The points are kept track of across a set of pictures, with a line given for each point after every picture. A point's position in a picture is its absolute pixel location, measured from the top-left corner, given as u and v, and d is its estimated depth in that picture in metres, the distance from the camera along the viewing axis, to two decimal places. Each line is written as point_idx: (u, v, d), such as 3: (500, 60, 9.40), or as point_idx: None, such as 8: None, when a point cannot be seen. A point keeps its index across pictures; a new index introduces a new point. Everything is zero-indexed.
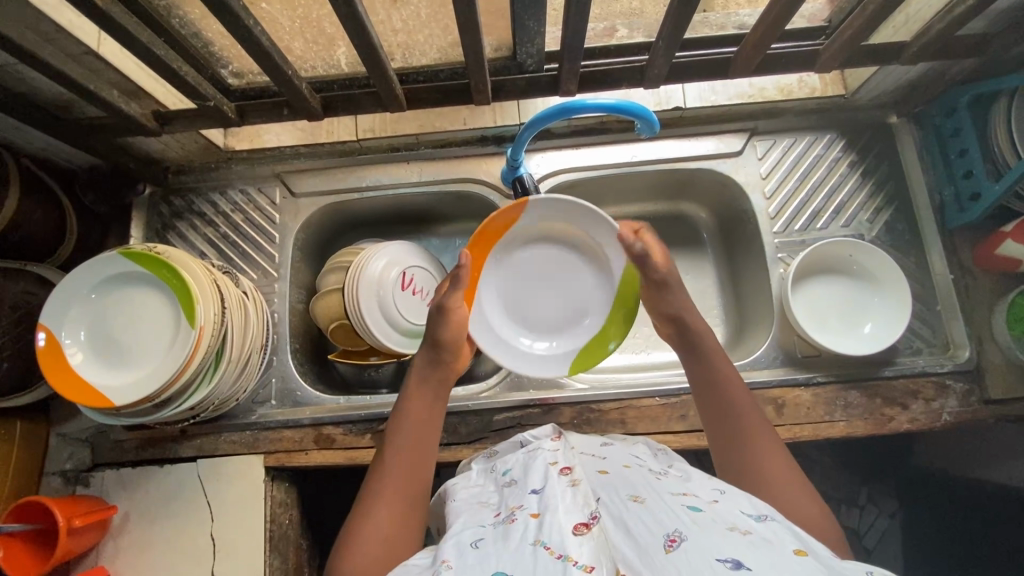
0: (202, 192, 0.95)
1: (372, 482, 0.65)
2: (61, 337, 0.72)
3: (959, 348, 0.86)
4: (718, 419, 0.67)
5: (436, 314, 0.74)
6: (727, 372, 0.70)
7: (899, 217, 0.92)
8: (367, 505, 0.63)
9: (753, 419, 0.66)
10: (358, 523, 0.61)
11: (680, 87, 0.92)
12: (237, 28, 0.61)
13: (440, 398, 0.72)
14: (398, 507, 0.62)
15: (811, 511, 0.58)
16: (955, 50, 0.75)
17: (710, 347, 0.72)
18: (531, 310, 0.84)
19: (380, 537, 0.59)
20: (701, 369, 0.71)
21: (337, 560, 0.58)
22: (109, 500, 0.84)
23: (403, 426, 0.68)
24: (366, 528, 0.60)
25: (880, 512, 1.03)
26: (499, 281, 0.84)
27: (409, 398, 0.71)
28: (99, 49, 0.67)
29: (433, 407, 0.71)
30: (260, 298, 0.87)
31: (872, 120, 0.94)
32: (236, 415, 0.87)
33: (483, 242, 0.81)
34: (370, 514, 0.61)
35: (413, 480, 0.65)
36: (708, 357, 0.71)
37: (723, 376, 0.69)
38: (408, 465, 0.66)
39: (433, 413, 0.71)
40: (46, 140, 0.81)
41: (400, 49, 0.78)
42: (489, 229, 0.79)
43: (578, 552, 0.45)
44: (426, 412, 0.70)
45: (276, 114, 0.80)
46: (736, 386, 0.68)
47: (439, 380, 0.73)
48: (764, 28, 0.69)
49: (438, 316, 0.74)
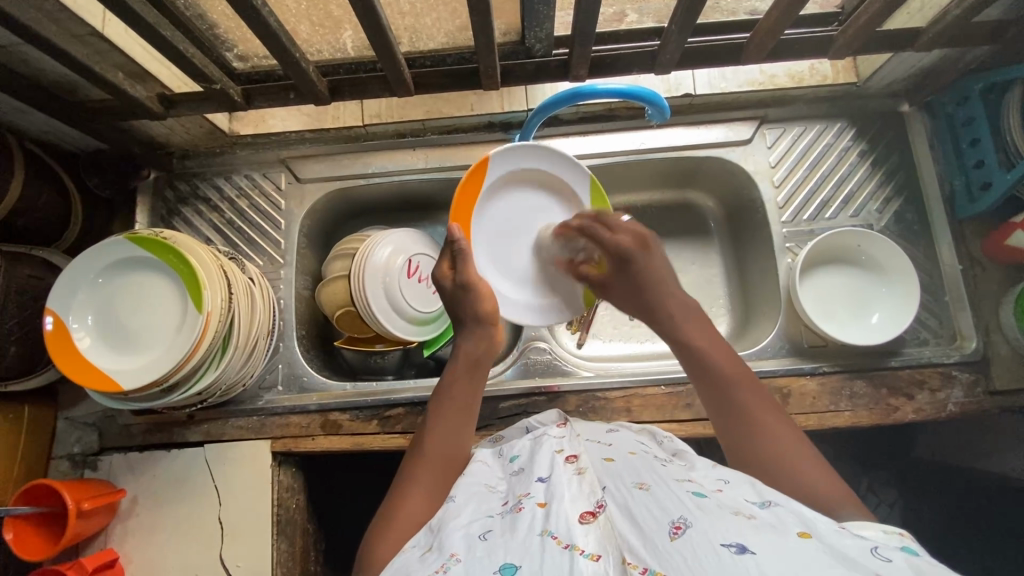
0: (206, 177, 0.95)
1: (411, 467, 0.66)
2: (68, 323, 0.72)
3: (967, 339, 0.86)
4: (717, 402, 0.65)
5: (457, 294, 0.74)
6: (726, 366, 0.66)
7: (909, 207, 0.91)
8: (404, 485, 0.64)
9: (765, 408, 0.63)
10: (394, 506, 0.62)
11: (690, 74, 0.91)
12: (245, 10, 0.60)
13: (481, 383, 0.72)
14: (433, 491, 0.64)
15: (824, 481, 0.57)
16: (972, 38, 0.74)
17: (694, 341, 0.68)
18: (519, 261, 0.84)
19: (415, 520, 0.60)
20: (695, 366, 0.67)
21: (372, 537, 0.60)
22: (117, 483, 0.84)
23: (441, 412, 0.69)
24: (400, 509, 0.61)
25: (880, 502, 1.04)
26: (489, 242, 0.82)
27: (448, 385, 0.71)
28: (104, 30, 0.66)
29: (477, 391, 0.71)
30: (266, 284, 0.86)
31: (884, 108, 0.93)
32: (243, 401, 0.87)
33: (462, 205, 0.79)
34: (405, 496, 0.63)
35: (449, 463, 0.67)
36: (695, 352, 0.67)
37: (723, 372, 0.65)
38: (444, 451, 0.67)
39: (473, 399, 0.71)
40: (51, 124, 0.81)
41: (407, 32, 0.77)
42: (463, 192, 0.78)
43: (585, 541, 0.46)
44: (465, 399, 0.70)
45: (282, 97, 0.80)
46: (736, 377, 0.65)
47: (482, 363, 0.72)
48: (778, 14, 0.68)
49: (463, 295, 0.73)
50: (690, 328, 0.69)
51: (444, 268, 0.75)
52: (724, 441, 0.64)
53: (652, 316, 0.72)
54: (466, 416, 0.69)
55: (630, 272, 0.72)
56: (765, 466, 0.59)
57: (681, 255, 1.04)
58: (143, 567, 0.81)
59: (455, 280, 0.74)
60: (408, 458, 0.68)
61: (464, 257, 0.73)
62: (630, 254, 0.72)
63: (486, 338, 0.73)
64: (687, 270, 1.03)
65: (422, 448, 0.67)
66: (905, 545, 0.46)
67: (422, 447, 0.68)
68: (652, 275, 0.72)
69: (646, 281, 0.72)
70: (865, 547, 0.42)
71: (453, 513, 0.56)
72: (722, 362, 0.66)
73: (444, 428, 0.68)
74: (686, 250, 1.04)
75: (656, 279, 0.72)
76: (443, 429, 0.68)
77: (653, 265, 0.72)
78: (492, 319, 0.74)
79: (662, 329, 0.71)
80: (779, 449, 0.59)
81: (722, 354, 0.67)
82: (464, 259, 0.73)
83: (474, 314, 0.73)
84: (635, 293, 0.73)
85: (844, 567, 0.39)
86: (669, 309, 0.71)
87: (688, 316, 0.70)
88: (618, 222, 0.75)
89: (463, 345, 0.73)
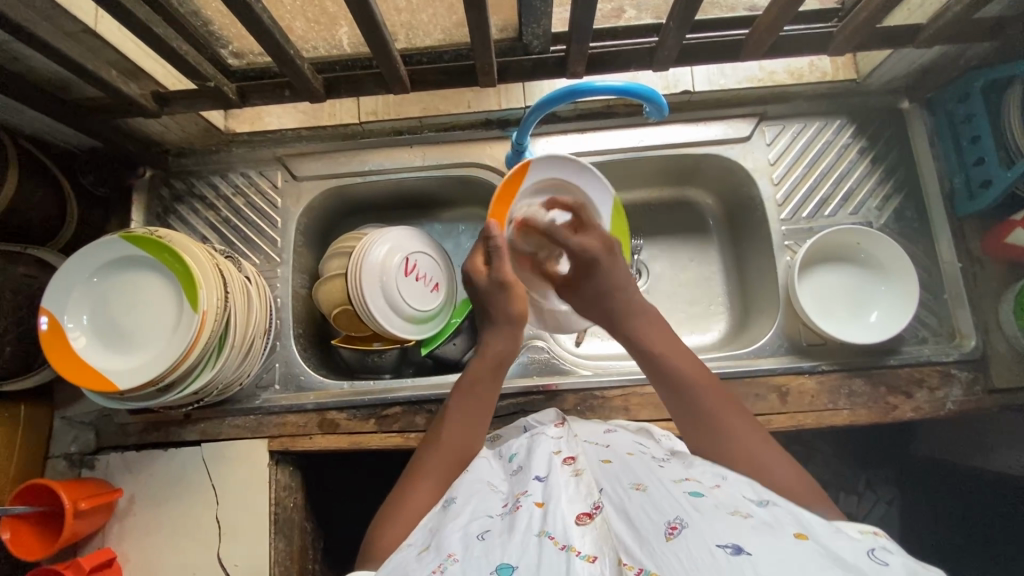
0: (202, 175, 0.94)
1: (420, 460, 0.66)
2: (63, 322, 0.72)
3: (966, 337, 0.86)
4: (681, 401, 0.65)
5: (491, 291, 0.72)
6: (690, 370, 0.66)
7: (908, 204, 0.91)
8: (415, 478, 0.64)
9: (728, 406, 0.63)
10: (399, 499, 0.62)
11: (689, 70, 0.90)
12: (239, 6, 0.59)
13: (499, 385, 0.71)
14: (441, 487, 0.64)
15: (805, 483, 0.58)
16: (972, 34, 0.74)
17: (653, 347, 0.68)
18: None
19: (421, 514, 0.61)
20: (654, 370, 0.67)
21: (375, 529, 0.61)
22: (114, 483, 0.84)
23: (455, 410, 0.69)
24: (405, 503, 0.62)
25: (877, 499, 1.06)
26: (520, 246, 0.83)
27: (465, 383, 0.70)
28: (96, 27, 0.66)
29: (493, 394, 0.70)
30: (263, 283, 0.86)
31: (883, 105, 0.93)
32: (241, 400, 0.87)
33: (500, 203, 0.79)
34: (413, 488, 0.63)
35: (460, 461, 0.66)
36: (656, 359, 0.67)
37: (683, 373, 0.65)
38: (455, 449, 0.66)
39: (490, 400, 0.70)
40: (45, 122, 0.80)
41: (403, 29, 0.76)
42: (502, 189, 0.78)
43: (581, 542, 0.46)
44: (481, 400, 0.69)
45: (277, 95, 0.79)
46: (698, 380, 0.65)
47: (505, 364, 0.71)
48: (777, 11, 0.68)
49: (498, 292, 0.72)
50: (648, 333, 0.69)
51: (477, 263, 0.74)
52: (690, 440, 0.64)
53: (608, 320, 0.72)
54: (482, 416, 0.69)
55: (596, 277, 0.71)
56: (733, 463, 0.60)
57: (680, 252, 1.03)
58: (141, 566, 0.81)
59: (491, 276, 0.72)
60: (421, 452, 0.68)
61: (498, 254, 0.73)
62: (596, 258, 0.71)
63: (511, 338, 0.72)
64: (685, 268, 1.02)
65: (435, 443, 0.67)
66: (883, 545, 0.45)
67: (435, 441, 0.67)
68: (619, 278, 0.71)
69: (611, 286, 0.71)
70: (861, 549, 0.42)
71: (451, 514, 0.56)
72: (682, 364, 0.66)
73: (457, 426, 0.68)
74: (684, 248, 1.03)
75: (621, 284, 0.71)
76: (458, 426, 0.68)
77: (618, 270, 0.72)
78: (522, 319, 0.72)
79: (625, 336, 0.70)
80: (749, 451, 0.60)
81: (683, 358, 0.67)
82: (501, 257, 0.73)
83: (505, 312, 0.72)
84: (599, 299, 0.71)
85: (840, 569, 0.38)
86: (630, 314, 0.70)
87: (647, 322, 0.70)
88: (587, 227, 0.75)
89: (489, 343, 0.72)
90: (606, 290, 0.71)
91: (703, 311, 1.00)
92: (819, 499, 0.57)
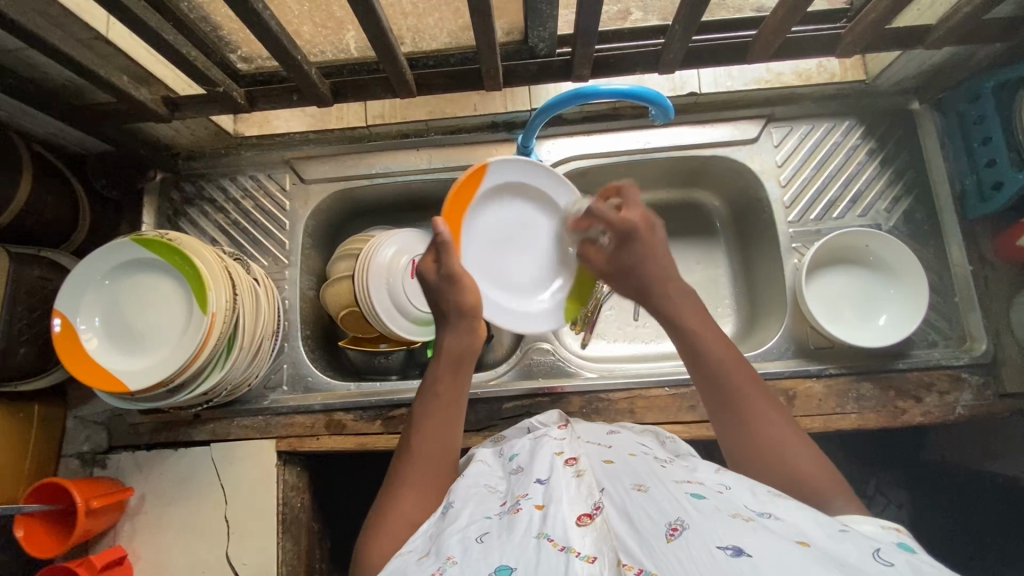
0: (213, 178, 0.96)
1: (403, 463, 0.66)
2: (76, 323, 0.73)
3: (976, 341, 0.85)
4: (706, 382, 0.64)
5: (442, 285, 0.72)
6: (719, 349, 0.65)
7: (918, 206, 0.90)
8: (397, 484, 0.64)
9: (757, 395, 0.63)
10: (389, 503, 0.62)
11: (696, 72, 0.90)
12: (247, 12, 0.60)
13: (466, 378, 0.72)
14: (426, 490, 0.64)
15: (813, 464, 0.58)
16: (983, 34, 0.73)
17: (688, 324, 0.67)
18: (503, 270, 0.86)
19: (410, 521, 0.60)
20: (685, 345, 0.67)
21: (368, 535, 0.60)
22: (125, 482, 0.85)
23: (429, 410, 0.69)
24: (394, 509, 0.61)
25: (888, 503, 1.03)
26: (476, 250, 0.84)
27: (436, 380, 0.70)
28: (108, 33, 0.67)
29: (463, 388, 0.71)
30: (272, 285, 0.87)
31: (893, 106, 0.92)
32: (249, 400, 0.88)
33: (455, 205, 0.80)
34: (401, 496, 0.63)
35: (441, 462, 0.66)
36: (684, 332, 0.67)
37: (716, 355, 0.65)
38: (436, 451, 0.66)
39: (460, 396, 0.71)
40: (59, 126, 0.81)
41: (410, 33, 0.76)
42: (460, 195, 0.79)
43: (581, 543, 0.46)
44: (453, 397, 0.70)
45: (286, 99, 0.80)
46: (728, 363, 0.64)
47: (467, 360, 0.72)
48: (786, 12, 0.67)
49: (448, 286, 0.72)
50: (686, 313, 0.69)
51: (427, 262, 0.73)
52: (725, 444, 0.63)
53: (640, 295, 0.73)
54: (454, 413, 0.69)
55: (631, 247, 0.73)
56: (754, 463, 0.60)
57: (686, 254, 1.03)
58: (150, 564, 0.83)
59: (440, 271, 0.71)
60: (399, 459, 0.67)
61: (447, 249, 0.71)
62: (635, 230, 0.73)
63: (468, 332, 0.72)
64: (692, 271, 1.02)
65: (411, 450, 0.67)
66: (902, 541, 0.46)
67: (412, 447, 0.67)
68: (651, 252, 0.72)
69: (643, 257, 0.73)
70: (863, 551, 0.42)
71: (450, 518, 0.56)
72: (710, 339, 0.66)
73: (433, 426, 0.68)
74: (691, 251, 1.03)
75: (656, 259, 0.72)
76: (435, 431, 0.67)
77: (654, 247, 0.73)
78: (475, 312, 0.73)
79: (658, 306, 0.70)
80: (777, 445, 0.59)
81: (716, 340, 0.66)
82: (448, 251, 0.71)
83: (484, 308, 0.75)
84: (631, 271, 0.73)
85: (845, 571, 0.38)
86: (663, 292, 0.70)
87: (684, 303, 0.69)
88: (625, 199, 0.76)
89: (446, 341, 0.72)
90: (628, 268, 0.73)
91: (709, 313, 0.99)
92: (821, 484, 0.56)
